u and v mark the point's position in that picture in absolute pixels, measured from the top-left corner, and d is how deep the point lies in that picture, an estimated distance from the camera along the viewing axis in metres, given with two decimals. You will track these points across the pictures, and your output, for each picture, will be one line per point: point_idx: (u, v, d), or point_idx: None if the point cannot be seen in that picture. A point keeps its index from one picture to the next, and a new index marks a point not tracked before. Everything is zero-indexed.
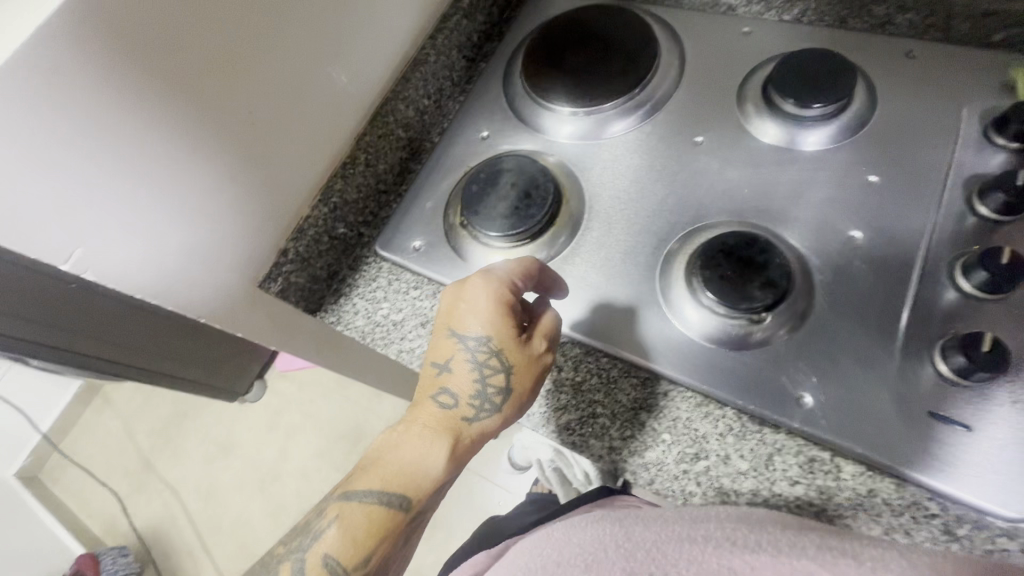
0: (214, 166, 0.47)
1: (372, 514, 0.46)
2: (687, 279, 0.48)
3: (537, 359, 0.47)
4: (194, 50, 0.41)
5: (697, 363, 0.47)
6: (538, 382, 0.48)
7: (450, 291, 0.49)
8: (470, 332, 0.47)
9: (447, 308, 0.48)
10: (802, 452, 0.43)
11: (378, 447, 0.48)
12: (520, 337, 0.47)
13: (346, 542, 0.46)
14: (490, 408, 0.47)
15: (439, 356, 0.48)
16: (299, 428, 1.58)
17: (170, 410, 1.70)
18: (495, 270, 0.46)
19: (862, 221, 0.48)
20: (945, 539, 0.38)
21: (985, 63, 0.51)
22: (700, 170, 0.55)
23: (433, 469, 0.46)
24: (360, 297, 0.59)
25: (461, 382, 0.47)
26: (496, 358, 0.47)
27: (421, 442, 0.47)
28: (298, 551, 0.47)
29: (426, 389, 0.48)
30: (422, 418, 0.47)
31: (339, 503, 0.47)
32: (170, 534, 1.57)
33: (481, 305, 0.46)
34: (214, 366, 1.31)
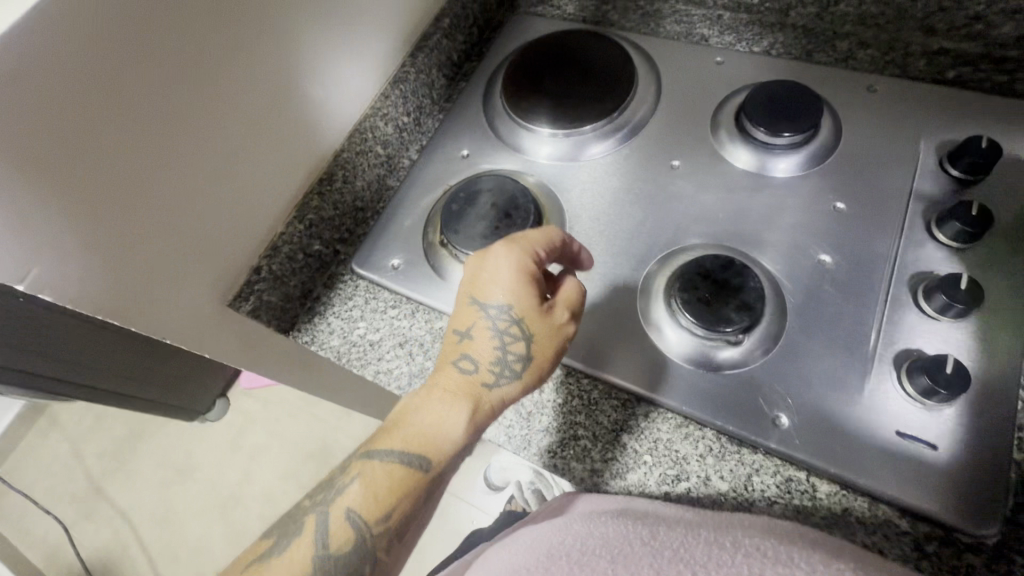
0: (190, 181, 0.45)
1: (395, 473, 0.44)
2: (666, 300, 0.49)
3: (558, 328, 0.47)
4: (172, 62, 0.41)
5: (676, 384, 0.47)
6: (559, 352, 0.47)
7: (472, 260, 0.49)
8: (492, 301, 0.47)
9: (471, 277, 0.48)
10: (779, 472, 0.43)
11: (402, 408, 0.47)
12: (542, 305, 0.47)
13: (369, 499, 0.44)
14: (510, 375, 0.46)
15: (461, 323, 0.48)
16: (264, 448, 1.52)
17: (124, 431, 1.61)
18: (518, 238, 0.46)
19: (830, 246, 0.50)
20: (917, 555, 0.39)
21: (937, 99, 0.55)
22: (677, 193, 0.56)
23: (453, 434, 0.45)
24: (335, 316, 0.58)
25: (481, 350, 0.46)
26: (517, 325, 0.46)
27: (443, 405, 0.45)
28: (321, 505, 0.45)
29: (448, 356, 0.47)
30: (444, 381, 0.46)
31: (363, 460, 0.45)
32: (121, 564, 1.47)
33: (503, 274, 0.46)
34: (172, 384, 1.25)
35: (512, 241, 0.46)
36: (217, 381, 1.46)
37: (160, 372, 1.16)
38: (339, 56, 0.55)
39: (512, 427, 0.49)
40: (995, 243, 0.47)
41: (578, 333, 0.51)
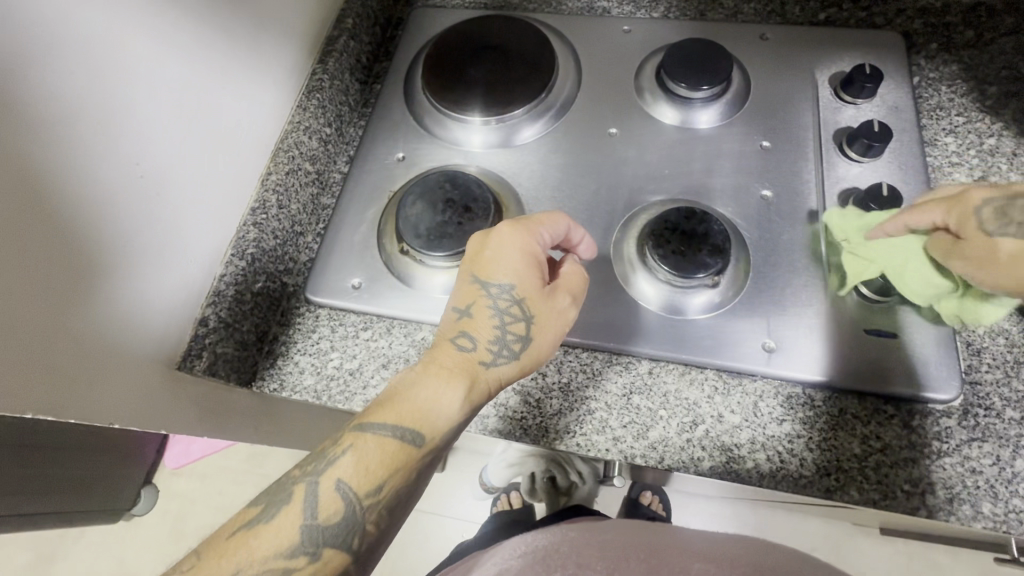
0: (109, 242, 0.40)
1: (390, 446, 0.41)
2: (641, 260, 0.51)
3: (559, 310, 0.47)
4: (66, 108, 0.36)
5: (671, 336, 0.49)
6: (558, 335, 0.47)
7: (474, 243, 0.48)
8: (495, 281, 0.46)
9: (473, 256, 0.47)
10: (779, 393, 0.46)
11: (396, 385, 0.44)
12: (542, 289, 0.47)
13: (361, 472, 0.40)
14: (508, 355, 0.45)
15: (461, 302, 0.47)
16: (213, 525, 1.37)
17: (28, 559, 1.36)
18: (525, 224, 0.47)
19: (767, 182, 0.55)
20: (906, 432, 0.44)
21: (819, 38, 0.61)
22: (622, 158, 0.58)
23: (450, 412, 0.43)
24: (302, 353, 0.52)
25: (482, 328, 0.46)
26: (519, 306, 0.46)
27: (442, 378, 0.43)
28: (311, 475, 0.41)
29: (446, 333, 0.46)
30: (443, 357, 0.45)
31: (355, 432, 0.42)
32: None
33: (507, 255, 0.46)
34: (80, 485, 1.07)
35: (519, 222, 0.47)
36: (136, 468, 1.28)
37: (62, 482, 0.99)
38: (247, 77, 0.51)
39: (525, 418, 0.48)
40: (893, 155, 0.54)
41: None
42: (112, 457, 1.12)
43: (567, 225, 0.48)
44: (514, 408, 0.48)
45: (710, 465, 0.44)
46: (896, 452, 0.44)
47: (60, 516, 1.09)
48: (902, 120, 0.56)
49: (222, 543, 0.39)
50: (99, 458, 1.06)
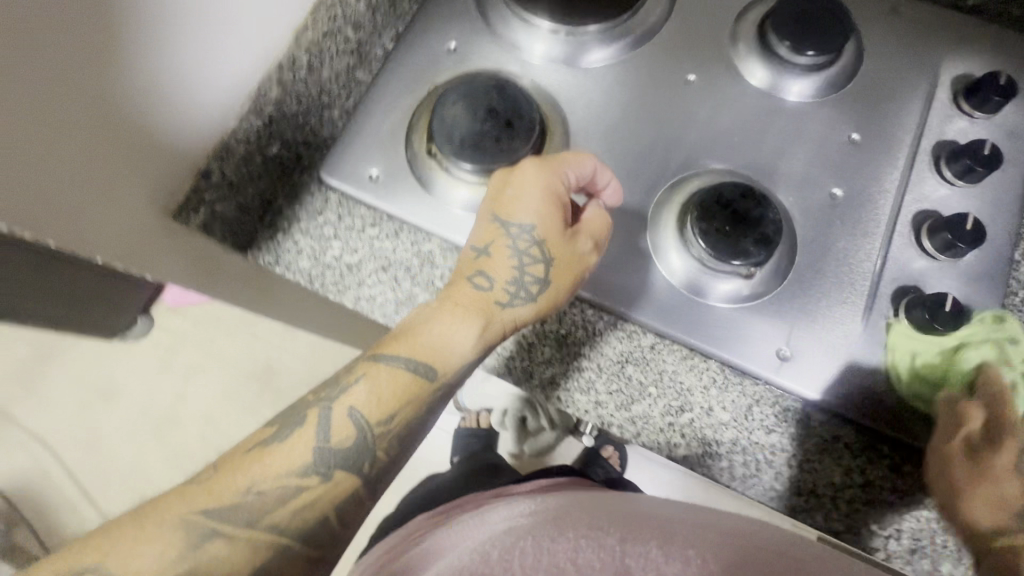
0: (119, 77, 0.38)
1: (402, 378, 0.43)
2: (679, 229, 0.47)
3: (579, 256, 0.45)
4: None
5: (686, 317, 0.46)
6: (577, 283, 0.45)
7: (496, 178, 0.46)
8: (516, 220, 0.44)
9: (495, 191, 0.45)
10: (777, 403, 0.44)
11: (409, 319, 0.45)
12: (565, 232, 0.45)
13: (373, 401, 0.43)
14: (525, 297, 0.45)
15: (479, 240, 0.45)
16: (198, 367, 1.47)
17: (25, 351, 1.47)
18: (546, 162, 0.44)
19: (839, 179, 0.49)
20: (892, 476, 0.42)
21: (959, 27, 0.52)
22: (691, 112, 0.52)
23: (463, 349, 0.44)
24: (303, 234, 0.49)
25: (499, 268, 0.45)
26: (536, 247, 0.45)
27: (457, 317, 0.44)
28: (326, 401, 0.43)
29: (462, 271, 0.45)
30: (458, 295, 0.44)
31: (368, 362, 0.44)
32: (42, 487, 1.41)
33: (528, 192, 0.44)
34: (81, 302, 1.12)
35: (545, 159, 0.44)
36: (139, 299, 1.33)
37: (66, 300, 1.05)
38: None
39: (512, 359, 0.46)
40: (991, 186, 0.48)
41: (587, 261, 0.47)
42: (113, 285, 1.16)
43: (594, 166, 0.45)
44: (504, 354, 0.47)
45: (684, 453, 0.44)
46: (876, 491, 0.42)
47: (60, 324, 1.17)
48: (1017, 150, 0.49)
49: (238, 458, 0.41)
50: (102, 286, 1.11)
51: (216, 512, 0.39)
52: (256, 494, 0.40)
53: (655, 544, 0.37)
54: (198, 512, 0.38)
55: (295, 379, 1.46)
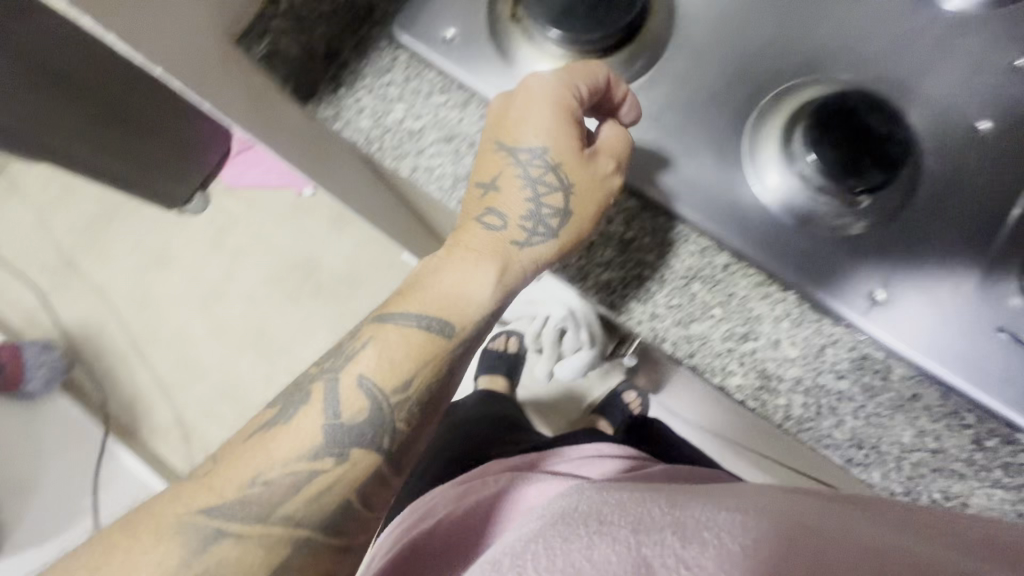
0: None
1: (413, 335, 0.44)
2: (783, 139, 0.40)
3: (601, 175, 0.41)
4: None
5: (769, 240, 0.41)
6: (600, 206, 0.42)
7: (496, 102, 0.43)
8: (525, 144, 0.42)
9: (497, 116, 0.42)
10: (855, 348, 0.40)
11: (418, 274, 0.46)
12: (581, 154, 0.42)
13: (383, 362, 0.44)
14: (546, 231, 0.43)
15: (484, 174, 0.43)
16: (246, 249, 1.52)
17: (94, 208, 1.57)
18: (547, 71, 0.40)
19: (990, 109, 0.41)
20: (970, 448, 0.38)
21: None
22: (825, 7, 0.43)
23: (478, 296, 0.44)
24: (366, 91, 0.46)
25: (510, 203, 0.43)
26: (553, 174, 0.43)
27: (470, 262, 0.44)
28: (329, 372, 0.45)
29: (470, 211, 0.44)
30: (467, 236, 0.44)
31: (375, 326, 0.45)
32: (99, 337, 1.51)
33: (533, 111, 0.41)
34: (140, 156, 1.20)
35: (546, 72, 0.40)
36: (196, 168, 1.44)
37: (101, 134, 1.08)
38: None
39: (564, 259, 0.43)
40: None
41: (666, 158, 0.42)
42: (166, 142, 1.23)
43: (608, 73, 0.40)
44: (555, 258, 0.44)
45: (739, 383, 0.40)
46: (947, 460, 0.38)
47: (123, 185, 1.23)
48: None
49: (241, 446, 0.44)
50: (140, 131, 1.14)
51: (215, 514, 0.42)
52: (262, 483, 0.43)
53: (670, 531, 0.35)
54: (201, 512, 0.42)
55: (336, 276, 1.49)
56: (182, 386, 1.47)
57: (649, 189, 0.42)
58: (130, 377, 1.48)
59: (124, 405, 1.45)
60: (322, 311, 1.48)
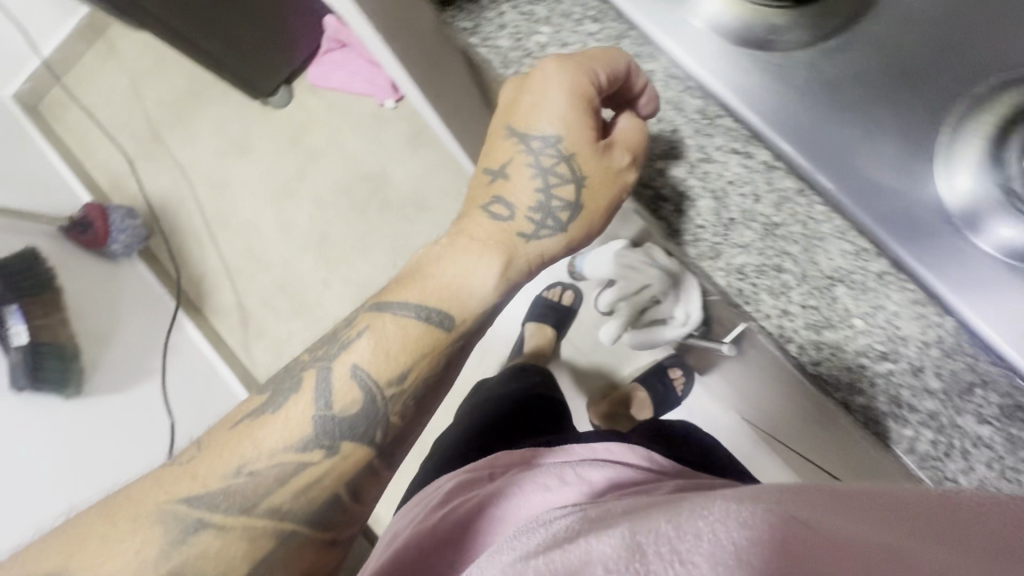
0: None
1: (410, 325, 0.49)
2: (993, 146, 0.34)
3: (613, 169, 0.43)
4: None
5: (941, 256, 0.35)
6: (615, 195, 0.45)
7: (507, 89, 0.44)
8: (539, 132, 0.45)
9: (509, 101, 0.44)
10: (1009, 395, 0.35)
11: (419, 261, 0.51)
12: (596, 146, 0.44)
13: (378, 350, 0.49)
14: (553, 225, 0.48)
15: (496, 161, 0.48)
16: (321, 152, 1.52)
17: (183, 85, 1.60)
18: (564, 57, 0.39)
19: None
20: None
21: None
22: None
23: (480, 286, 0.49)
24: (512, 5, 0.41)
25: (519, 194, 0.47)
26: (566, 163, 0.46)
27: (475, 253, 0.48)
28: (322, 361, 0.50)
29: (479, 199, 0.49)
30: (474, 227, 0.49)
31: (372, 313, 0.50)
32: (177, 212, 1.57)
33: (546, 102, 0.42)
34: (222, 30, 1.26)
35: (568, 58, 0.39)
36: (282, 62, 1.45)
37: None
38: None
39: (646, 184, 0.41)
40: None
41: (840, 139, 0.37)
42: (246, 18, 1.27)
43: (625, 61, 0.39)
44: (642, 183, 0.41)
45: (863, 403, 0.36)
46: None
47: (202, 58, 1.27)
48: None
49: (224, 435, 0.48)
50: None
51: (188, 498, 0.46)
52: (247, 471, 0.47)
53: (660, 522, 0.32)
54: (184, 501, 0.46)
55: (404, 195, 1.47)
56: (247, 274, 1.53)
57: (812, 172, 0.37)
58: (201, 256, 1.54)
59: (193, 282, 1.53)
60: (385, 226, 1.48)
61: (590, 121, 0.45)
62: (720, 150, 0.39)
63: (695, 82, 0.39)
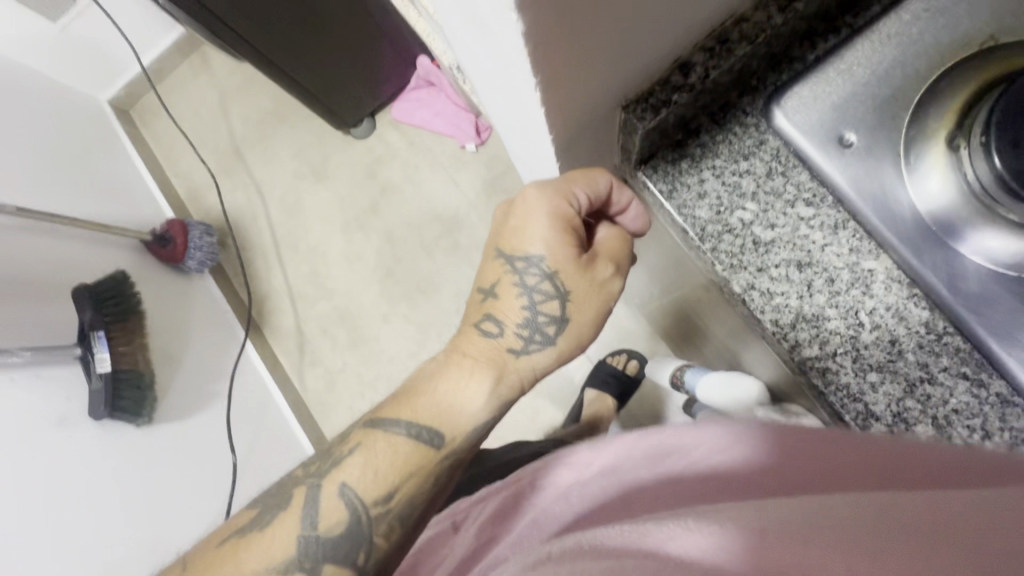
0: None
1: (396, 443, 0.50)
2: None
3: (594, 282, 0.50)
4: None
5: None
6: (595, 309, 0.51)
7: (500, 215, 0.53)
8: (524, 254, 0.50)
9: (500, 228, 0.52)
10: None
11: (416, 380, 0.53)
12: (580, 261, 0.50)
13: (366, 471, 0.50)
14: (539, 339, 0.51)
15: (489, 283, 0.53)
16: (396, 186, 1.52)
17: (269, 105, 1.62)
18: (551, 187, 0.48)
19: None
20: None
21: None
22: None
23: (470, 408, 0.51)
24: (713, 173, 0.45)
25: (507, 312, 0.52)
26: (550, 281, 0.50)
27: (469, 370, 0.51)
28: (312, 478, 0.51)
29: (473, 318, 0.53)
30: (468, 346, 0.53)
31: (363, 432, 0.52)
32: (248, 229, 1.58)
33: (532, 222, 0.49)
34: (325, 76, 1.28)
35: (548, 187, 0.48)
36: (372, 99, 1.45)
37: (291, 33, 1.13)
38: None
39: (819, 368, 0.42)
40: None
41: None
42: (350, 63, 1.28)
43: (607, 183, 0.48)
44: (811, 362, 0.42)
45: None
46: None
47: (304, 95, 1.30)
48: None
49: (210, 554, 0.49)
50: (328, 38, 1.18)
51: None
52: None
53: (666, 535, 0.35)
54: None
55: (475, 240, 1.45)
56: (308, 299, 1.52)
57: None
58: (265, 276, 1.55)
59: (256, 300, 1.53)
60: (453, 269, 1.46)
61: (572, 242, 0.50)
62: (946, 373, 0.40)
63: (925, 291, 0.41)
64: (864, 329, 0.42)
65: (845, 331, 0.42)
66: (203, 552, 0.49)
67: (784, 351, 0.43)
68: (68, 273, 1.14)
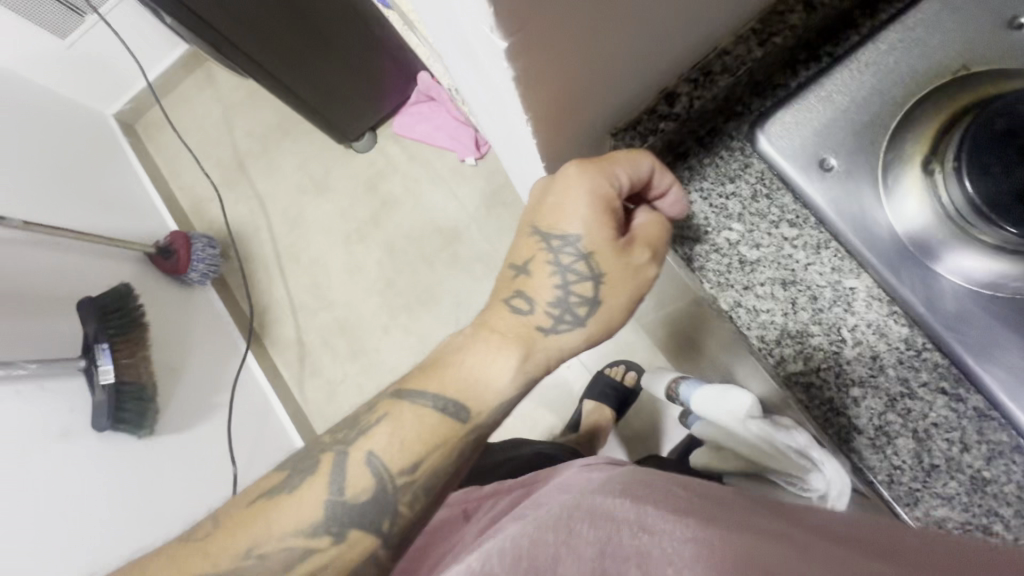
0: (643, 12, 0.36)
1: (425, 415, 0.49)
2: None
3: (632, 266, 0.46)
4: None
5: None
6: (630, 293, 0.48)
7: (539, 188, 0.47)
8: (558, 233, 0.46)
9: (537, 203, 0.47)
10: None
11: (441, 353, 0.52)
12: (616, 244, 0.46)
13: (392, 442, 0.49)
14: (570, 319, 0.48)
15: (520, 259, 0.49)
16: (397, 199, 1.54)
17: (272, 120, 1.65)
18: (593, 165, 0.43)
19: None
20: None
21: None
22: None
23: (499, 384, 0.48)
24: (700, 195, 0.47)
25: (538, 288, 0.48)
26: (585, 261, 0.46)
27: (496, 347, 0.49)
28: (339, 446, 0.50)
29: (502, 293, 0.50)
30: (498, 321, 0.49)
31: (390, 403, 0.50)
32: (251, 241, 1.60)
33: (570, 203, 0.44)
34: (328, 92, 1.31)
35: (590, 167, 0.43)
36: (373, 114, 1.48)
37: (296, 50, 1.16)
38: None
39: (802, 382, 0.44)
40: None
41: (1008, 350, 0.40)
42: (352, 79, 1.31)
43: (649, 167, 0.43)
44: (795, 377, 0.44)
45: None
46: None
47: (307, 110, 1.33)
48: None
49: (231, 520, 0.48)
50: (331, 55, 1.21)
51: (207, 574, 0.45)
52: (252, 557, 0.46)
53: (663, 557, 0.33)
54: None
55: (475, 252, 1.47)
56: (309, 310, 1.53)
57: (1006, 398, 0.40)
58: (267, 287, 1.56)
59: (258, 311, 1.54)
60: (452, 281, 1.47)
61: (610, 223, 0.46)
62: (925, 389, 0.42)
63: (904, 308, 0.43)
64: (847, 345, 0.43)
65: (828, 347, 0.43)
66: (231, 507, 0.49)
67: (769, 366, 0.45)
68: (72, 284, 1.15)
